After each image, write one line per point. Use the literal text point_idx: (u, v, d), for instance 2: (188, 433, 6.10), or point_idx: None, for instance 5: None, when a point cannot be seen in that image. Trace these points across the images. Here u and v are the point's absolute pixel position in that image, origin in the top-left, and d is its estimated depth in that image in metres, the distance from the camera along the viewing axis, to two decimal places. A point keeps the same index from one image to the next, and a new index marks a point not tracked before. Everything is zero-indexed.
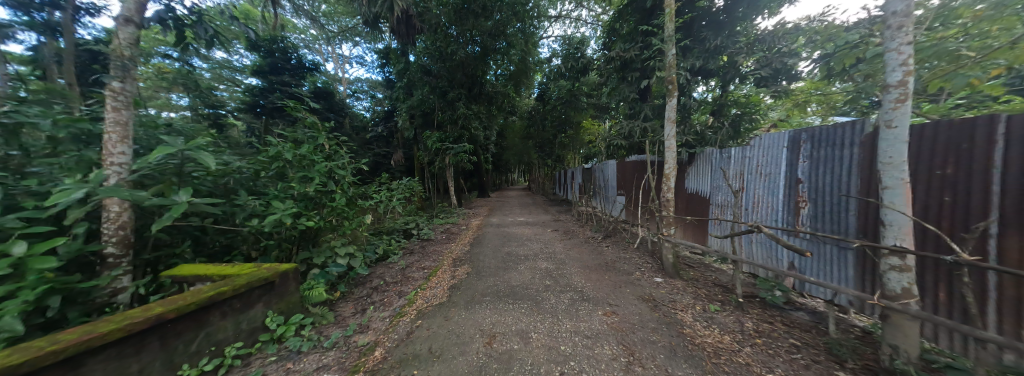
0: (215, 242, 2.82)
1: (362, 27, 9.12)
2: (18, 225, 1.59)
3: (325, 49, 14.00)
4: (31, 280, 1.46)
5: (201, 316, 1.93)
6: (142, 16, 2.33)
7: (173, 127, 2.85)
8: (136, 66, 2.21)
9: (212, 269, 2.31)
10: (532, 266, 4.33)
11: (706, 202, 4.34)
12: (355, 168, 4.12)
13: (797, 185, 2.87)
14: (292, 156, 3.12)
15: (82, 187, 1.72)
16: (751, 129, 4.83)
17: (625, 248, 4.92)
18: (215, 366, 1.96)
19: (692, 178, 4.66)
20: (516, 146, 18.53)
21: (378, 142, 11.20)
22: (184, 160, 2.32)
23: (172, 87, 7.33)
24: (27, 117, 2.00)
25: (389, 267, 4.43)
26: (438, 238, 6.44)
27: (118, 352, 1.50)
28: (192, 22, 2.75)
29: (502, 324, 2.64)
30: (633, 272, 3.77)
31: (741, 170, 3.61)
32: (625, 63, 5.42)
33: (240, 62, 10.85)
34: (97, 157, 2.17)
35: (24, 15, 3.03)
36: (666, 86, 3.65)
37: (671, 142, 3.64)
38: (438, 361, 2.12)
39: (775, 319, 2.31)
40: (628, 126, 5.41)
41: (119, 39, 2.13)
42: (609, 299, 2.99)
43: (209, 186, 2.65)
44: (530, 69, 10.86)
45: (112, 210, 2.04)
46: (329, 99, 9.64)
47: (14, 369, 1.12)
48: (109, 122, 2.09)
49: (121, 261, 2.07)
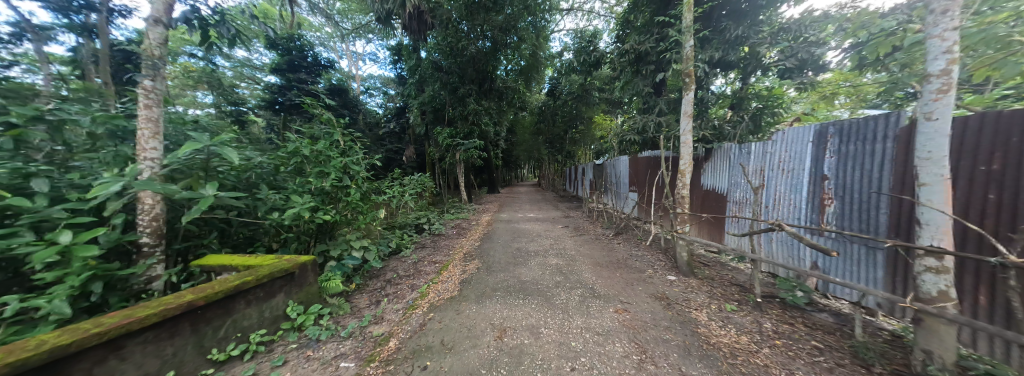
0: (239, 234, 2.96)
1: (374, 23, 9.20)
2: (63, 215, 1.72)
3: (340, 47, 14.27)
4: (76, 267, 1.59)
5: (228, 304, 2.04)
6: (170, 17, 2.44)
7: (200, 123, 2.99)
8: (165, 65, 2.33)
9: (238, 259, 2.41)
10: (542, 262, 4.32)
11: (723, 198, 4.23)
12: (369, 164, 4.22)
13: (822, 182, 2.73)
14: (309, 151, 3.23)
15: (120, 180, 1.84)
16: (773, 123, 4.59)
17: (637, 245, 4.84)
18: (241, 351, 2.07)
19: (709, 174, 4.53)
20: (526, 142, 18.39)
21: (390, 138, 11.36)
22: (210, 155, 2.42)
23: (198, 86, 7.70)
24: (70, 114, 2.14)
25: (401, 261, 4.54)
26: (449, 233, 6.52)
27: (154, 336, 1.62)
28: (215, 22, 2.84)
29: (513, 318, 2.67)
30: (645, 269, 3.71)
31: (762, 166, 3.47)
32: (639, 56, 5.27)
33: (259, 60, 11.22)
34: (132, 152, 2.31)
35: (63, 17, 3.36)
36: (682, 79, 3.53)
37: (688, 137, 3.52)
38: (450, 353, 2.17)
39: (796, 321, 2.22)
40: (642, 120, 5.24)
41: (149, 39, 2.25)
42: (620, 296, 2.96)
43: (233, 181, 2.78)
44: (541, 64, 10.73)
45: (146, 202, 2.17)
46: (343, 96, 9.82)
47: (67, 347, 1.27)
48: (142, 119, 2.22)
49: (155, 251, 2.20)
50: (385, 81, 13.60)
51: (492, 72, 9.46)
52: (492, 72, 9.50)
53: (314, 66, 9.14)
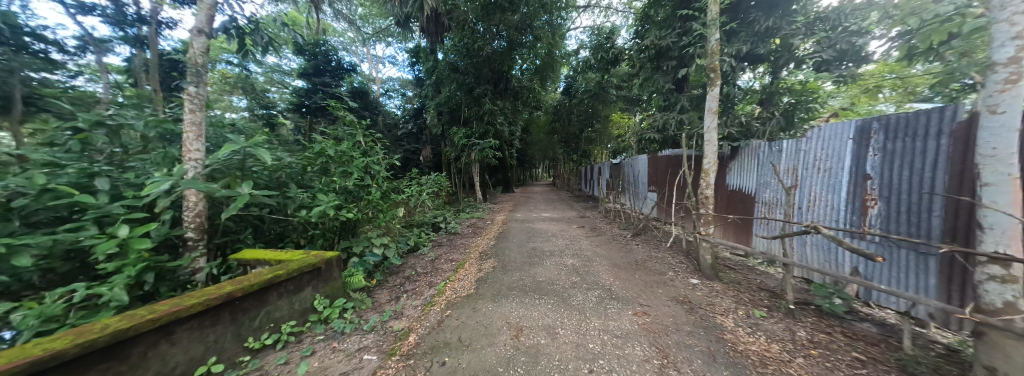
0: (271, 230, 3.14)
1: (393, 26, 9.45)
2: (121, 211, 1.89)
3: (360, 51, 14.78)
4: (133, 258, 1.75)
5: (262, 295, 2.17)
6: (212, 28, 2.64)
7: (237, 126, 3.20)
8: (207, 72, 2.52)
9: (271, 254, 2.57)
10: (558, 262, 4.29)
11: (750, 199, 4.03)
12: (389, 164, 4.36)
13: (864, 182, 2.55)
14: (334, 152, 3.39)
15: (168, 179, 2.01)
16: (807, 119, 4.30)
17: (656, 247, 4.70)
18: (274, 340, 2.21)
19: (735, 174, 4.33)
20: (541, 142, 18.30)
21: (408, 138, 11.64)
22: (246, 156, 2.59)
23: (234, 91, 8.26)
24: (126, 119, 2.36)
25: (419, 258, 4.66)
26: (465, 231, 6.62)
27: (199, 323, 1.76)
28: (250, 31, 3.03)
29: (529, 318, 2.67)
30: (665, 271, 3.59)
31: (795, 165, 3.28)
32: (659, 51, 5.10)
33: (287, 66, 11.84)
34: (178, 154, 2.51)
35: (121, 30, 3.79)
36: (706, 74, 3.38)
37: (712, 135, 3.38)
38: (468, 350, 2.20)
39: (833, 330, 2.08)
40: (663, 118, 5.07)
41: (193, 49, 2.44)
42: (639, 299, 2.88)
43: (265, 180, 2.95)
44: (557, 63, 10.63)
45: (190, 200, 2.34)
46: (364, 99, 10.17)
47: (126, 331, 1.40)
48: (188, 123, 2.41)
49: (198, 245, 2.38)
50: (403, 83, 13.97)
51: (507, 71, 9.48)
52: (507, 72, 9.51)
53: (337, 70, 9.52)
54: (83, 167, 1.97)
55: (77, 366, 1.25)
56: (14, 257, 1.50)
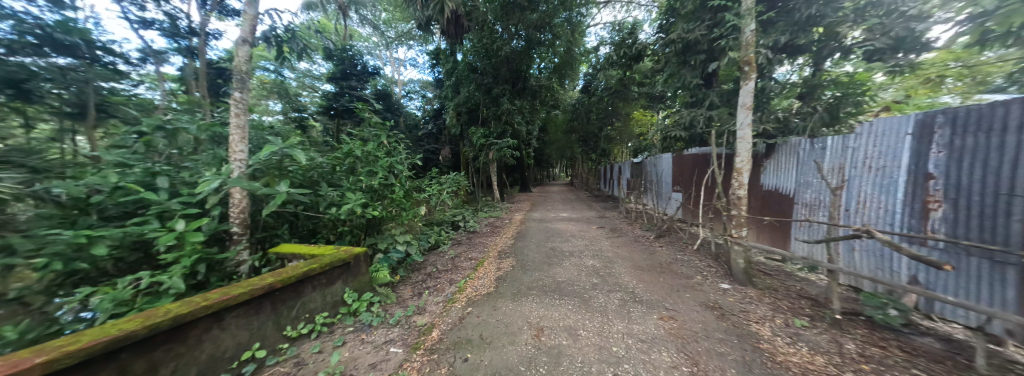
0: (304, 227, 3.33)
1: (415, 30, 9.70)
2: (178, 207, 2.09)
3: (383, 55, 15.31)
4: (188, 249, 1.92)
5: (298, 287, 2.31)
6: (254, 37, 2.83)
7: (275, 129, 3.42)
8: (250, 79, 2.71)
9: (306, 249, 2.72)
10: (578, 263, 4.23)
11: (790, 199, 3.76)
12: (411, 164, 4.49)
13: (926, 182, 2.30)
14: (361, 152, 3.54)
15: (217, 178, 2.18)
16: (854, 113, 3.95)
17: (682, 249, 4.51)
18: (309, 330, 2.34)
19: (771, 173, 4.07)
20: (558, 141, 18.11)
21: (428, 139, 11.92)
22: (283, 156, 2.76)
23: (270, 95, 8.86)
24: (181, 123, 2.58)
25: (439, 256, 4.76)
26: (483, 230, 6.70)
27: (245, 310, 1.91)
28: (287, 39, 3.23)
29: (550, 318, 2.65)
30: (692, 275, 3.44)
31: (843, 163, 3.02)
32: (686, 45, 4.87)
33: (316, 71, 12.51)
34: (224, 155, 2.72)
35: (174, 41, 4.24)
36: (740, 68, 3.20)
37: (746, 132, 3.19)
38: (490, 348, 2.22)
39: (886, 343, 1.90)
40: (690, 115, 4.84)
41: (238, 57, 2.65)
42: (665, 303, 2.78)
43: (300, 179, 3.14)
44: (576, 61, 10.47)
45: (235, 197, 2.53)
46: (387, 100, 10.53)
47: (186, 315, 1.55)
48: (233, 126, 2.61)
49: (242, 238, 2.57)
50: (423, 84, 14.32)
51: (526, 70, 9.47)
52: (525, 71, 9.51)
53: (362, 74, 9.91)
54: (146, 167, 2.19)
55: (146, 346, 1.40)
56: (93, 247, 1.70)
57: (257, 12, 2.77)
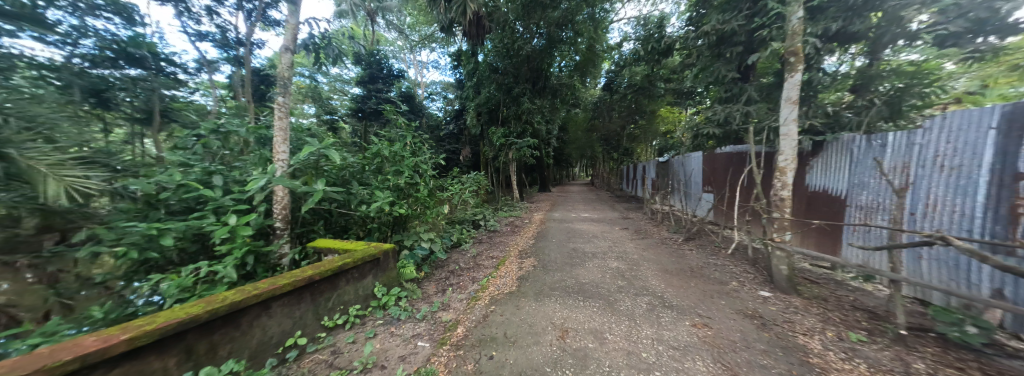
0: (338, 223, 3.51)
1: (437, 33, 9.91)
2: (231, 203, 2.28)
3: (407, 58, 15.83)
4: (239, 242, 2.09)
5: (335, 280, 2.44)
6: (295, 45, 3.02)
7: (312, 130, 3.63)
8: (291, 84, 2.90)
9: (340, 244, 2.87)
10: (601, 264, 4.13)
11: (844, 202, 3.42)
12: (435, 163, 4.61)
13: (1014, 183, 2.00)
14: (389, 152, 3.68)
15: (264, 176, 2.35)
16: (918, 106, 3.54)
17: (715, 253, 4.26)
18: (343, 320, 2.47)
19: (820, 173, 3.74)
20: (578, 140, 17.82)
21: (449, 139, 12.18)
22: (320, 156, 2.93)
23: (305, 99, 9.45)
24: (232, 127, 2.81)
25: (461, 254, 4.85)
26: (503, 229, 6.74)
27: (289, 300, 2.05)
28: (324, 45, 3.43)
29: (574, 320, 2.61)
30: (727, 281, 3.25)
31: (910, 162, 2.71)
32: (721, 37, 4.58)
33: (346, 75, 13.18)
34: (268, 155, 2.92)
35: (224, 51, 4.70)
36: (786, 59, 2.96)
37: (790, 128, 2.97)
38: (515, 346, 2.23)
39: (964, 364, 1.68)
40: (724, 111, 4.57)
41: (282, 64, 2.85)
42: (698, 309, 2.64)
43: (334, 178, 3.31)
44: (598, 58, 10.22)
45: (278, 195, 2.71)
46: (411, 102, 10.88)
47: (240, 303, 1.68)
48: (277, 129, 2.81)
49: (284, 233, 2.76)
50: (445, 86, 14.64)
51: (547, 70, 9.52)
52: (546, 70, 9.55)
53: (388, 77, 10.30)
54: (204, 167, 2.41)
55: (205, 329, 1.54)
56: (162, 237, 1.90)
57: (297, 21, 2.95)
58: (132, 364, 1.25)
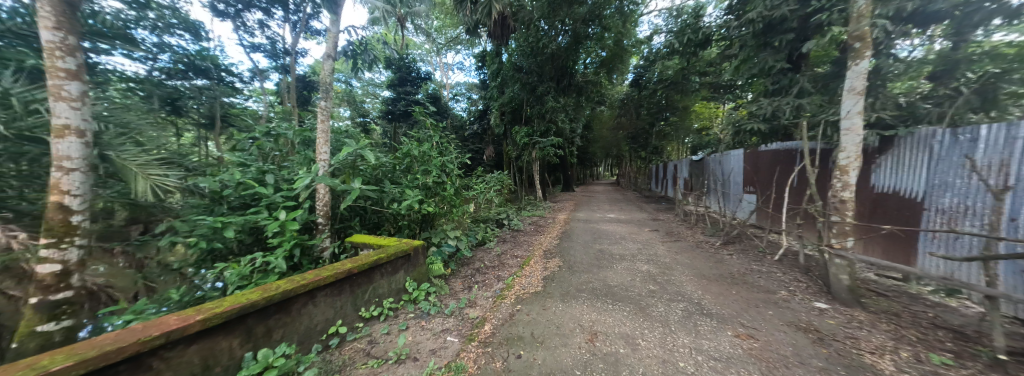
0: (371, 220, 3.69)
1: (463, 35, 10.09)
2: (281, 200, 2.48)
3: (434, 61, 16.32)
4: (287, 235, 2.26)
5: (370, 274, 2.57)
6: (335, 52, 3.23)
7: (349, 132, 3.86)
8: (332, 89, 3.10)
9: (375, 239, 3.01)
10: (630, 267, 3.99)
11: (921, 205, 3.00)
12: (461, 163, 4.70)
13: None
14: (418, 152, 3.81)
15: (309, 175, 2.53)
16: (1020, 94, 3.01)
17: (758, 259, 3.94)
18: (378, 312, 2.60)
19: (891, 172, 3.31)
20: (603, 139, 17.32)
21: (473, 139, 12.38)
22: (357, 156, 3.10)
23: (341, 103, 10.10)
24: (282, 130, 3.06)
25: (486, 252, 4.91)
26: (527, 229, 6.72)
27: (331, 291, 2.19)
28: (361, 52, 3.65)
29: (603, 323, 2.53)
30: (775, 290, 2.98)
31: (1009, 159, 2.31)
32: (768, 24, 4.21)
33: (377, 79, 13.88)
34: (312, 156, 3.14)
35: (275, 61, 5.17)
36: (850, 45, 2.66)
37: (854, 122, 2.68)
38: (542, 347, 2.20)
39: None
40: (770, 105, 4.20)
41: (325, 71, 3.06)
42: (741, 319, 2.45)
43: (368, 177, 3.48)
44: (626, 53, 9.84)
45: (320, 192, 2.90)
46: (437, 103, 11.22)
47: (290, 291, 1.81)
48: (320, 131, 3.02)
49: (325, 228, 2.95)
50: (470, 87, 14.91)
51: (572, 66, 9.37)
52: (571, 67, 9.42)
53: (416, 80, 10.68)
54: (259, 166, 2.65)
55: (263, 314, 1.70)
56: (225, 230, 2.11)
57: (337, 30, 3.14)
58: (202, 343, 1.40)
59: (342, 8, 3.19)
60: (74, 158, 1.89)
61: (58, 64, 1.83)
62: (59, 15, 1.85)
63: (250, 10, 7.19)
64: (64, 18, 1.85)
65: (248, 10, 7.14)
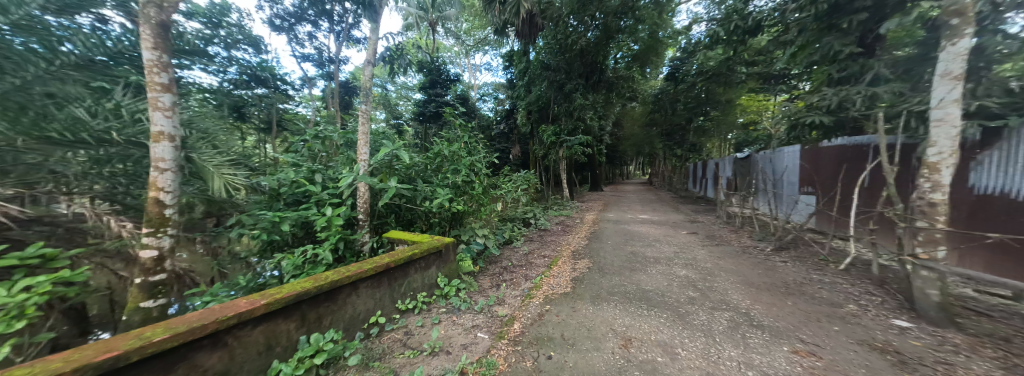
0: (405, 217, 3.86)
1: (491, 35, 10.22)
2: (328, 197, 2.68)
3: (462, 63, 16.69)
4: (334, 229, 2.43)
5: (405, 268, 2.69)
6: (375, 58, 3.44)
7: (386, 133, 4.08)
8: (372, 93, 3.29)
9: (409, 235, 3.14)
10: (666, 271, 3.77)
11: None
12: (489, 162, 4.76)
13: None
14: (448, 152, 3.93)
15: (352, 174, 2.70)
16: None
17: (818, 268, 3.51)
18: (412, 305, 2.71)
19: (1002, 170, 2.75)
20: (634, 136, 16.57)
21: (500, 138, 12.48)
22: (393, 156, 3.26)
23: (378, 106, 10.73)
24: (328, 133, 3.31)
25: (514, 251, 4.93)
26: (554, 229, 6.62)
27: (372, 283, 2.32)
28: (397, 57, 3.87)
29: (638, 329, 2.42)
30: (841, 304, 2.63)
31: None
32: (834, 4, 3.73)
33: (409, 83, 14.53)
34: (354, 156, 3.36)
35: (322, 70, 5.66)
36: (945, 22, 2.27)
37: (950, 113, 2.28)
38: (573, 349, 2.16)
39: None
40: (835, 94, 3.72)
41: (366, 76, 3.26)
42: (799, 334, 2.19)
43: (403, 175, 3.65)
44: (661, 45, 9.30)
45: (361, 190, 3.09)
46: (466, 104, 11.48)
47: (337, 282, 1.95)
48: (361, 132, 3.22)
49: (365, 224, 3.14)
50: (497, 86, 15.05)
51: (602, 62, 9.08)
52: (602, 63, 9.13)
53: (446, 81, 11.00)
54: (309, 166, 2.89)
55: (315, 301, 1.85)
56: (282, 224, 2.33)
57: (376, 37, 3.33)
58: (266, 325, 1.55)
59: (381, 16, 3.39)
60: (168, 159, 2.20)
61: (155, 79, 2.14)
62: (155, 36, 2.14)
63: (301, 24, 7.91)
64: (160, 39, 2.14)
65: (300, 23, 7.84)
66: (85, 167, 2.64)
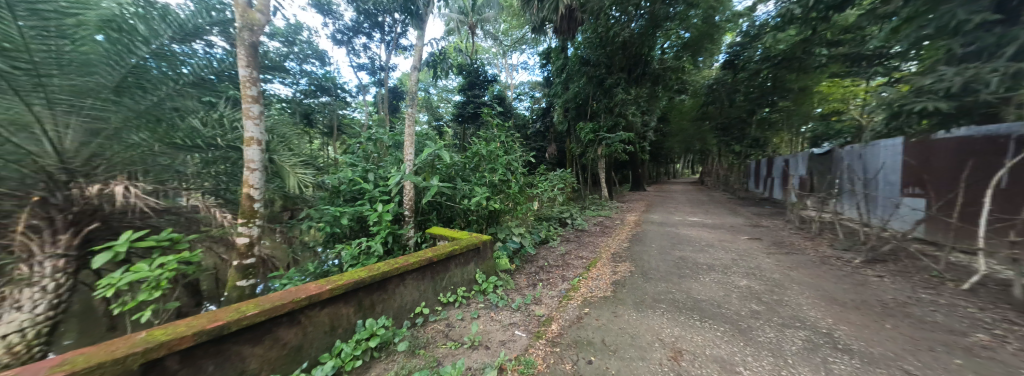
0: (445, 214, 4.02)
1: (528, 34, 10.20)
2: (379, 194, 2.91)
3: (500, 63, 16.89)
4: (384, 224, 2.63)
5: (446, 263, 2.81)
6: (420, 63, 3.65)
7: (429, 134, 4.31)
8: (417, 96, 3.50)
9: (450, 232, 3.28)
10: (722, 280, 3.40)
11: None
12: (525, 161, 4.76)
13: None
14: (486, 152, 4.01)
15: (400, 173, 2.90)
16: None
17: (929, 287, 2.86)
18: (453, 299, 2.83)
19: None
20: (682, 132, 15.25)
21: (536, 137, 12.41)
22: (435, 156, 3.42)
23: (422, 109, 11.43)
24: (380, 135, 3.60)
25: (550, 251, 4.86)
26: (592, 230, 6.38)
27: (417, 276, 2.47)
28: (440, 61, 4.07)
29: (689, 341, 2.22)
30: (964, 333, 2.11)
31: None
32: None
33: (450, 86, 15.19)
34: (401, 156, 3.61)
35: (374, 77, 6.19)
36: None
37: None
38: (615, 356, 2.06)
39: None
40: (956, 73, 3.00)
41: (411, 81, 3.48)
42: (902, 364, 1.80)
43: (444, 174, 3.82)
44: (716, 30, 8.39)
45: (407, 189, 3.30)
46: (502, 104, 11.64)
47: (387, 273, 2.10)
48: (408, 134, 3.44)
49: (410, 220, 3.34)
50: (533, 85, 14.99)
51: (647, 53, 8.57)
52: (647, 54, 8.61)
53: (484, 82, 11.27)
54: (364, 166, 3.17)
55: (369, 289, 2.02)
56: (342, 218, 2.59)
57: (421, 43, 3.52)
58: (331, 307, 1.74)
59: (426, 23, 3.57)
60: (256, 161, 2.58)
61: (247, 92, 2.53)
62: (248, 55, 2.52)
63: (357, 36, 8.74)
64: (251, 58, 2.52)
65: (356, 36, 8.67)
66: (198, 167, 3.35)
